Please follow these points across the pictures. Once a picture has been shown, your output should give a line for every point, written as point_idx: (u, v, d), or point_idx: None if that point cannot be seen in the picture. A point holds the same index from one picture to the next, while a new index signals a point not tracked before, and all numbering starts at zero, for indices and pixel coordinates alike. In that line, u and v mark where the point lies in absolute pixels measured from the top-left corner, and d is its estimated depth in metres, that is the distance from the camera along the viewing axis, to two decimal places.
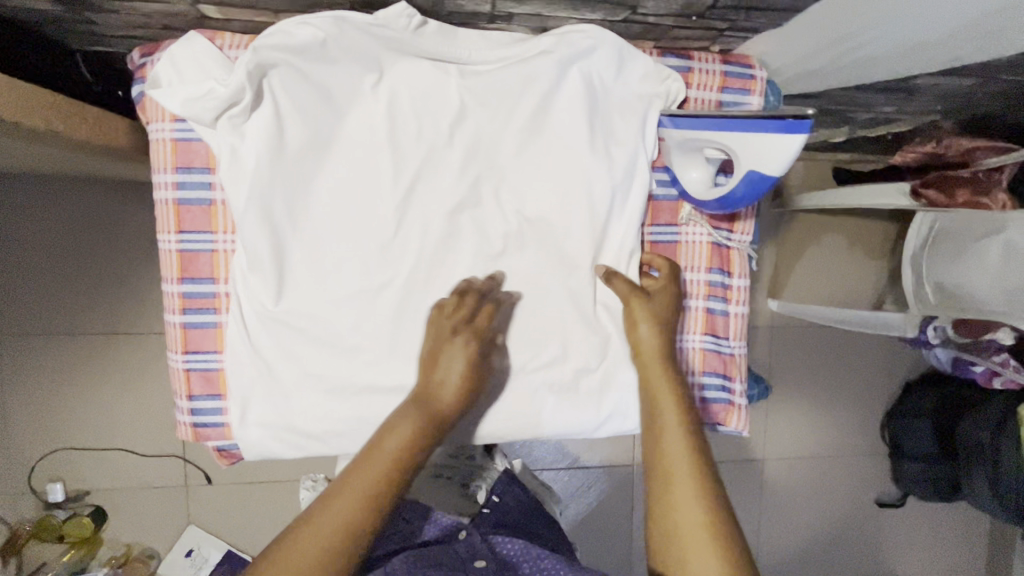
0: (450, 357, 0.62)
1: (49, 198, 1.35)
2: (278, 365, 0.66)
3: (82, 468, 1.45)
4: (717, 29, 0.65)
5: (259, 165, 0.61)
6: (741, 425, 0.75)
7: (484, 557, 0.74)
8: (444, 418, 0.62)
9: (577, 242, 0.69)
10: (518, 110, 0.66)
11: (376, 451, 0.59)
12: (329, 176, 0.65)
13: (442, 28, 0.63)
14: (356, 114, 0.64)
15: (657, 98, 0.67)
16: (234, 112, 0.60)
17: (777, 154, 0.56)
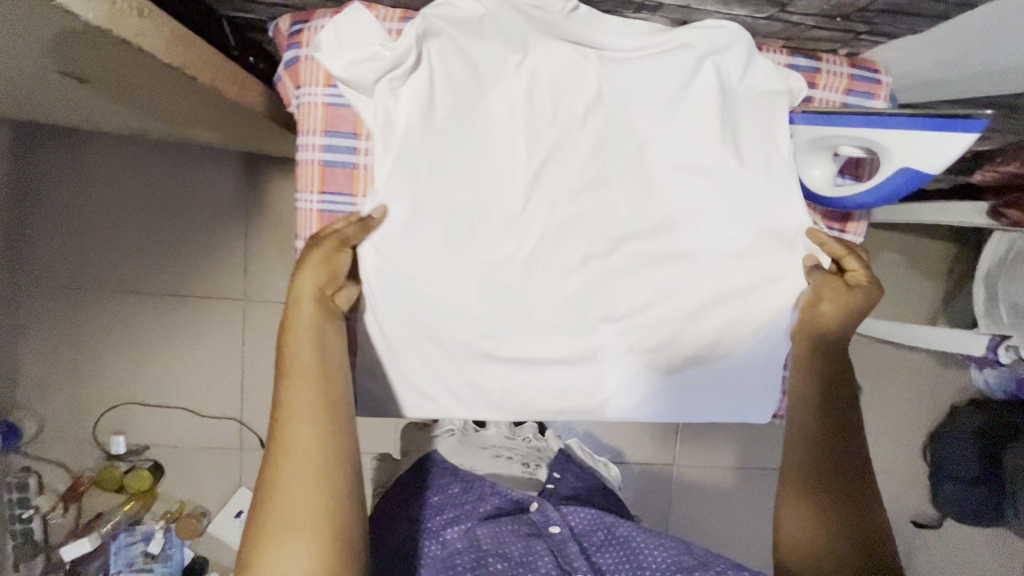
0: (306, 275, 0.63)
1: (135, 162, 1.40)
2: (402, 328, 0.69)
3: (144, 424, 1.49)
4: (856, 32, 0.66)
5: (410, 130, 0.65)
6: None
7: (558, 523, 0.76)
8: (324, 324, 0.62)
9: (698, 235, 0.71)
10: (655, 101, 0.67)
11: (295, 376, 0.60)
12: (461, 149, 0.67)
13: (589, 13, 0.66)
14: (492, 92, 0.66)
15: (782, 97, 0.68)
16: (394, 76, 0.63)
17: (935, 154, 0.58)
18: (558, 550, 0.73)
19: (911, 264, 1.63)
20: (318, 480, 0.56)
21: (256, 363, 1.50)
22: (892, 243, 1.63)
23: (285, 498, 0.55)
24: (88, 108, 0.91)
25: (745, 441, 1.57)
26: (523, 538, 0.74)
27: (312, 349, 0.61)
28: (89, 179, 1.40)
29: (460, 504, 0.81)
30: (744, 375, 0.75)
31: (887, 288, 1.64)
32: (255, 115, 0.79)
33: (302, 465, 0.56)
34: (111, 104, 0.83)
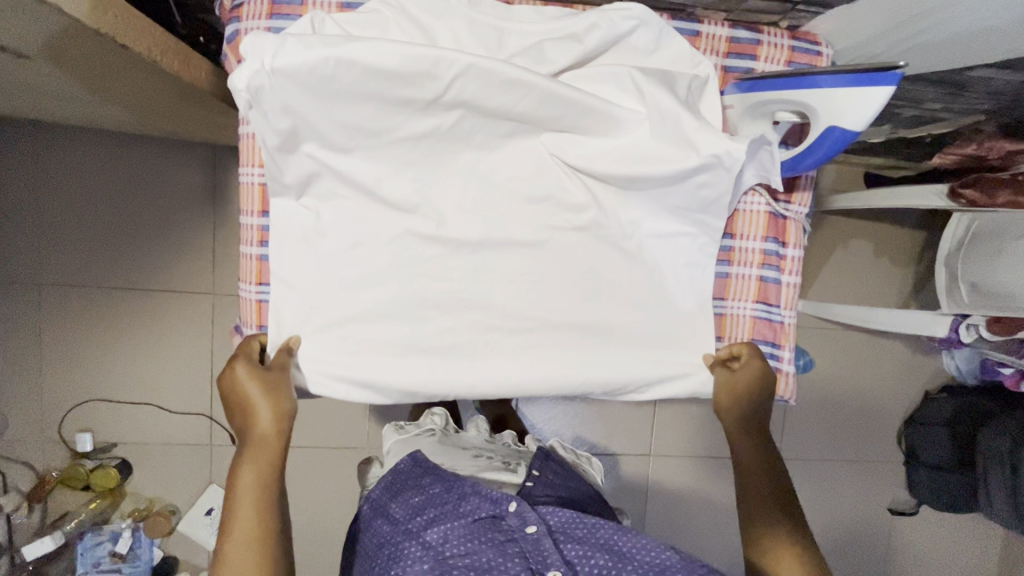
0: (259, 403, 0.65)
1: (100, 155, 1.39)
2: (346, 317, 0.69)
3: (111, 421, 1.47)
4: (792, 1, 0.67)
5: (340, 140, 0.63)
6: (788, 391, 0.77)
7: (534, 523, 0.72)
8: (275, 450, 0.64)
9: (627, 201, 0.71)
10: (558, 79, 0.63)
11: (240, 487, 0.62)
12: (393, 163, 0.67)
13: (497, 5, 0.67)
14: (367, 60, 0.57)
15: (705, 77, 0.69)
16: (305, 98, 0.59)
17: (854, 111, 0.58)
18: (532, 552, 0.69)
19: (880, 252, 1.65)
20: None
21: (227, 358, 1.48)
22: (862, 232, 1.64)
23: None
24: (38, 93, 0.90)
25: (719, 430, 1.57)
26: (497, 547, 0.70)
27: (262, 477, 0.63)
28: (54, 172, 1.38)
29: (438, 505, 0.77)
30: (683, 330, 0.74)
31: (856, 275, 1.65)
32: (202, 94, 0.79)
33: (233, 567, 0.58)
34: (59, 87, 0.82)
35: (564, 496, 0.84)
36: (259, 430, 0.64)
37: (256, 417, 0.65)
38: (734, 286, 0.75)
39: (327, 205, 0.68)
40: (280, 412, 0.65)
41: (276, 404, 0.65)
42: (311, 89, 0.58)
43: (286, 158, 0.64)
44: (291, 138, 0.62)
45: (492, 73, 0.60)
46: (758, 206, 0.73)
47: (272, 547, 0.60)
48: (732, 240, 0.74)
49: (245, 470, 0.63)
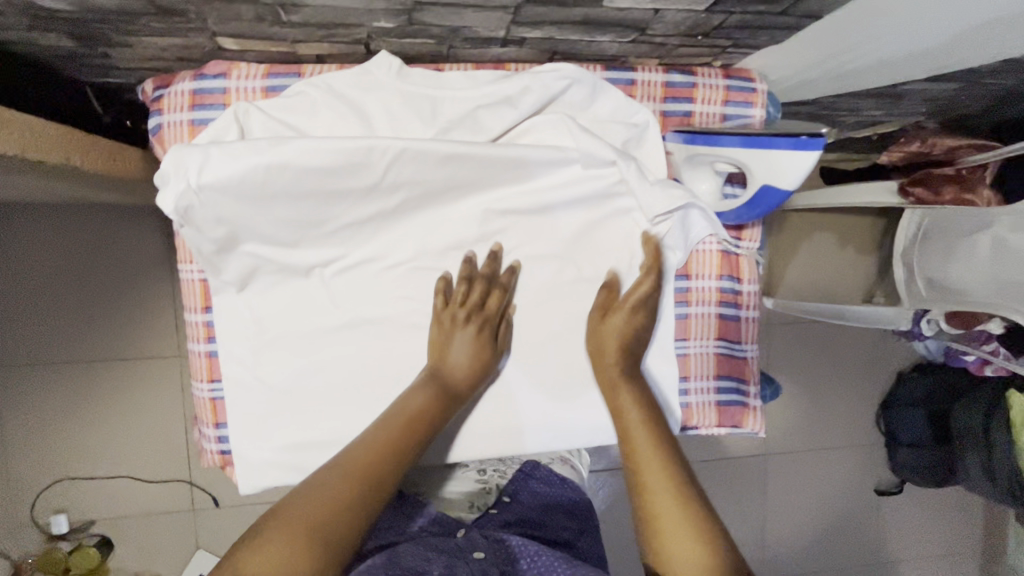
0: (460, 345, 0.67)
1: (40, 228, 1.33)
2: (307, 405, 0.68)
3: (85, 499, 1.42)
4: (721, 46, 0.66)
5: (278, 237, 0.62)
6: (757, 425, 0.77)
7: (484, 549, 0.63)
8: (452, 394, 0.66)
9: (578, 255, 0.71)
10: (493, 143, 0.64)
11: (406, 417, 0.63)
12: (335, 245, 0.65)
13: (426, 74, 0.65)
14: (297, 161, 0.56)
15: (641, 126, 0.69)
16: (236, 205, 0.57)
17: (789, 174, 0.59)
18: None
19: (843, 243, 1.68)
20: (329, 516, 0.52)
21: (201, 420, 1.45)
22: (825, 225, 1.67)
23: (282, 531, 0.50)
24: None
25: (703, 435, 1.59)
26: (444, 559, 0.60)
27: (435, 415, 0.64)
28: None
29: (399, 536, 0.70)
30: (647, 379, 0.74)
31: (823, 268, 1.68)
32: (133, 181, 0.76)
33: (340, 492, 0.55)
34: None
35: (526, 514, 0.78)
36: (449, 368, 0.66)
37: (453, 355, 0.67)
38: (695, 325, 0.75)
39: (272, 295, 0.66)
40: (476, 359, 0.67)
41: (479, 359, 0.67)
42: (243, 197, 0.56)
43: (224, 260, 0.61)
44: (227, 242, 0.60)
45: (427, 155, 0.60)
46: (709, 245, 0.74)
47: (377, 486, 0.57)
48: (688, 281, 0.74)
49: (416, 392, 0.65)
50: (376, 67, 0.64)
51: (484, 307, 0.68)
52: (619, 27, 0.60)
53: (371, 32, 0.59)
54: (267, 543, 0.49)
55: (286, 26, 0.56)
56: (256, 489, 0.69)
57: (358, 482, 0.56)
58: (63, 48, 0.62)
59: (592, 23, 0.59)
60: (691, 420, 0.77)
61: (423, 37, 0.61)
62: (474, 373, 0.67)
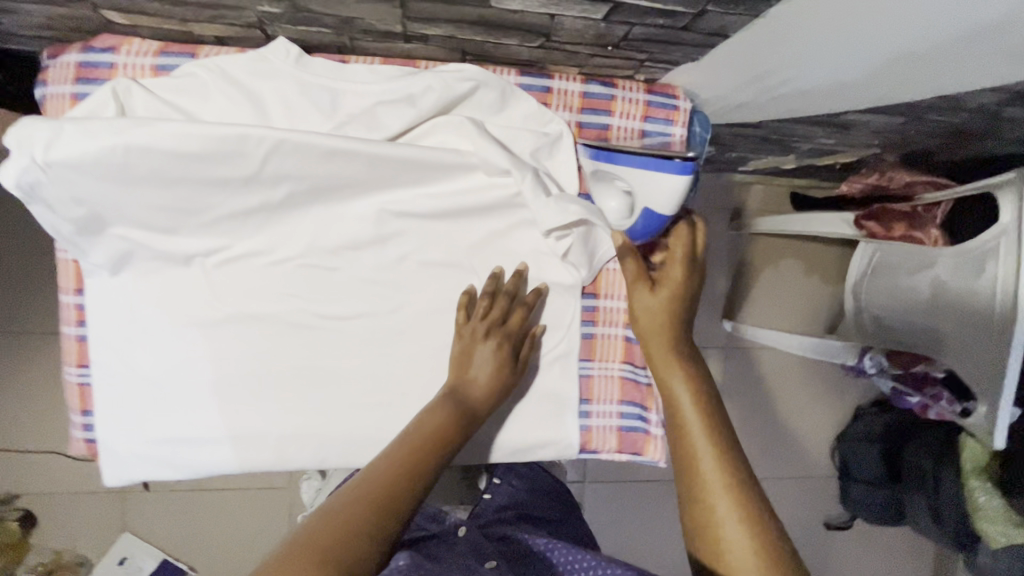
0: (479, 359, 0.66)
1: None
2: (180, 398, 0.65)
3: (11, 471, 1.39)
4: (636, 59, 0.63)
5: (151, 222, 0.59)
6: (659, 454, 0.74)
7: (493, 558, 0.62)
8: (472, 413, 0.64)
9: (475, 265, 0.69)
10: (388, 141, 0.62)
11: (429, 429, 0.61)
12: (219, 235, 0.63)
13: (327, 65, 0.63)
14: (160, 146, 0.53)
15: (551, 137, 0.67)
16: (96, 186, 0.54)
17: (665, 198, 0.60)
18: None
19: (808, 271, 1.66)
20: (349, 523, 0.50)
21: None
22: (791, 252, 1.65)
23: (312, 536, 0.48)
24: None
25: None
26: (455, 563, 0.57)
27: (455, 428, 0.62)
28: None
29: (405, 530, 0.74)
30: (545, 396, 0.73)
31: (786, 295, 1.66)
32: None
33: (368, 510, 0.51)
34: None
35: (519, 504, 0.81)
36: (473, 385, 0.65)
37: (473, 373, 0.65)
38: (600, 346, 0.73)
39: (149, 281, 0.63)
40: (494, 375, 0.66)
41: (498, 378, 0.66)
42: (102, 178, 0.53)
43: (91, 241, 0.59)
44: (92, 224, 0.57)
45: (310, 147, 0.58)
46: (618, 265, 0.71)
47: (405, 493, 0.55)
48: (595, 299, 0.72)
49: (443, 403, 0.63)
50: (273, 53, 0.61)
51: (506, 321, 0.67)
52: (520, 31, 0.58)
53: (261, 16, 0.57)
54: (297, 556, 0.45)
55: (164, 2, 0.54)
56: (124, 481, 0.67)
57: (392, 489, 0.54)
58: None
59: (490, 25, 0.56)
60: (590, 444, 0.74)
61: (318, 26, 0.58)
62: (492, 392, 0.66)
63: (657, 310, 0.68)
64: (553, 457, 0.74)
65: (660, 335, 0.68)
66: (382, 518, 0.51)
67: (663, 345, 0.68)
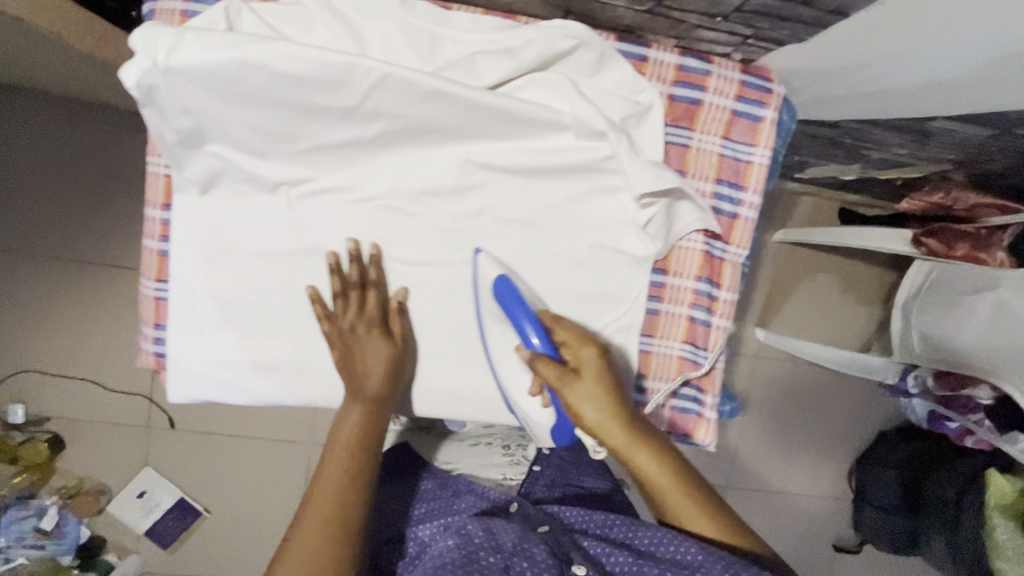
0: (372, 359, 0.64)
1: (48, 118, 1.34)
2: (249, 322, 0.66)
3: (44, 394, 1.43)
4: (741, 35, 0.63)
5: (247, 142, 0.60)
6: (709, 437, 0.74)
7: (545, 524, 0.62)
8: (380, 405, 0.64)
9: (549, 225, 0.69)
10: (484, 90, 0.62)
11: (338, 438, 0.61)
12: (307, 166, 0.64)
13: (431, 10, 0.63)
14: (271, 65, 0.53)
15: (643, 106, 0.66)
16: (205, 97, 0.55)
17: None
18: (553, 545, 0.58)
19: (847, 289, 1.64)
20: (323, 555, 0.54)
21: None
22: (831, 267, 1.63)
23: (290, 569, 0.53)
24: None
25: None
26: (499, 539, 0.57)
27: (361, 424, 0.62)
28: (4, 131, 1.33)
29: (440, 506, 0.69)
30: None
31: (821, 310, 1.64)
32: None
33: (314, 531, 0.55)
34: None
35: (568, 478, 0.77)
36: (372, 382, 0.64)
37: (372, 370, 0.64)
38: (663, 323, 0.73)
39: (235, 205, 0.64)
40: (385, 359, 0.65)
41: (392, 368, 0.65)
42: (213, 91, 0.55)
43: (188, 154, 0.60)
44: (193, 137, 0.58)
45: (412, 84, 0.58)
46: (694, 243, 0.71)
47: (353, 509, 0.57)
48: (664, 276, 0.71)
49: (354, 411, 0.63)
50: None
51: (381, 311, 0.66)
52: None
53: None
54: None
55: None
56: (185, 399, 0.68)
57: (336, 505, 0.57)
58: None
59: None
60: None
61: None
62: (393, 379, 0.65)
63: (594, 385, 0.60)
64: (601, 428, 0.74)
65: (602, 408, 0.59)
66: (341, 530, 0.55)
67: (598, 413, 0.59)
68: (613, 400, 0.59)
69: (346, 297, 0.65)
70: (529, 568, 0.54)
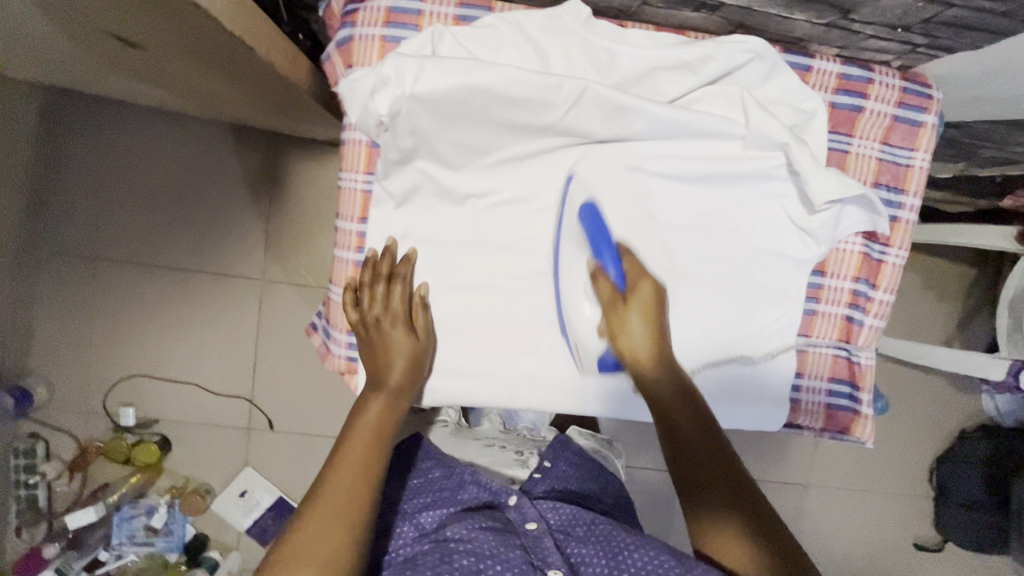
0: (395, 349, 0.66)
1: (159, 134, 1.40)
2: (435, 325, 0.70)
3: (151, 397, 1.47)
4: (913, 44, 0.65)
5: (451, 157, 0.66)
6: (866, 435, 0.76)
7: (535, 520, 0.65)
8: (399, 395, 0.65)
9: (715, 230, 0.72)
10: (667, 104, 0.65)
11: (363, 419, 0.61)
12: (493, 178, 0.69)
13: (610, 27, 0.66)
14: (496, 88, 0.59)
15: (810, 112, 0.68)
16: (429, 118, 0.61)
17: None
18: (533, 548, 0.62)
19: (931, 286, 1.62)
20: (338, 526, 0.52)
21: (271, 344, 1.48)
22: (915, 265, 1.62)
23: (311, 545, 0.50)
24: (132, 73, 0.90)
25: (760, 452, 1.54)
26: (500, 536, 0.62)
27: (387, 409, 0.63)
28: (118, 147, 1.40)
29: (437, 491, 0.71)
30: (763, 367, 0.74)
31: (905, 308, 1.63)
32: (296, 91, 0.78)
33: (339, 509, 0.53)
34: (162, 72, 0.84)
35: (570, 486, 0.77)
36: (391, 375, 0.65)
37: (391, 360, 0.65)
38: (820, 323, 0.75)
39: (427, 215, 0.69)
40: (411, 347, 0.67)
41: (415, 360, 0.67)
42: (439, 113, 0.61)
43: (399, 170, 0.66)
44: (409, 155, 0.65)
45: (606, 100, 0.63)
46: (852, 245, 0.73)
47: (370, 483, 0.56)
48: (823, 277, 0.73)
49: (371, 399, 0.64)
50: (566, 12, 0.65)
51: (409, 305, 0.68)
52: (822, 7, 0.60)
53: None
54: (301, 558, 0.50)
55: None
56: None
57: (355, 477, 0.56)
58: None
59: None
60: (796, 417, 0.76)
61: None
62: (413, 373, 0.66)
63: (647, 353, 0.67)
64: (758, 426, 0.76)
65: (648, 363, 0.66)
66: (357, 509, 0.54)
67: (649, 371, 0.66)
68: (669, 362, 0.67)
69: (388, 285, 0.67)
70: (505, 569, 0.57)
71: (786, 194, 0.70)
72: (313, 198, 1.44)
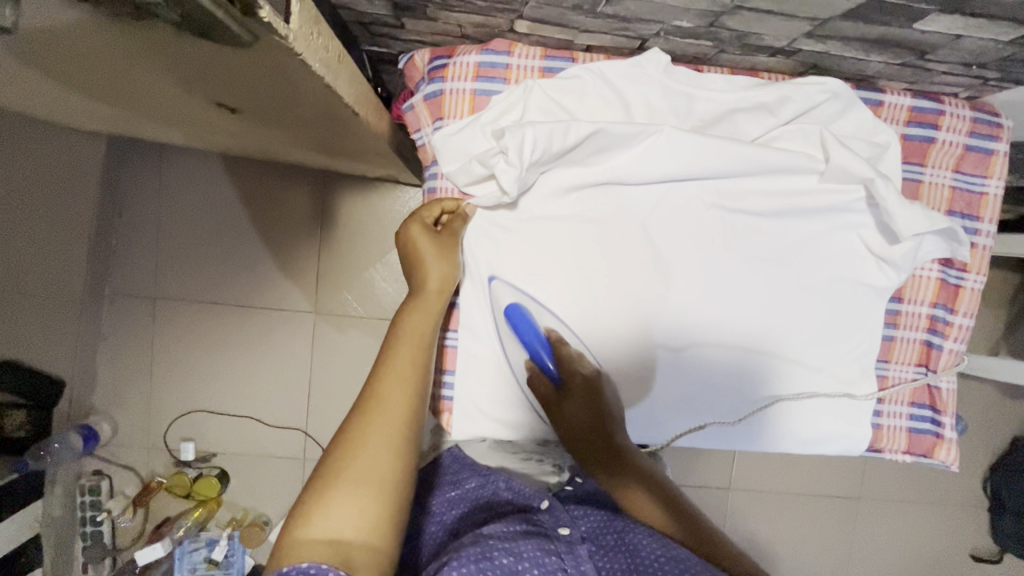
0: (433, 263, 0.66)
1: (211, 174, 1.44)
2: (528, 363, 0.73)
3: (209, 431, 1.49)
4: (985, 78, 0.68)
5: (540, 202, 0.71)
6: (950, 457, 0.77)
7: (567, 525, 0.62)
8: (437, 310, 0.65)
9: (796, 259, 0.73)
10: (750, 143, 0.68)
11: (401, 340, 0.60)
12: (579, 222, 0.72)
13: (689, 73, 0.68)
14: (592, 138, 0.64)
15: (885, 143, 0.70)
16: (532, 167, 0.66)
17: None
18: (565, 550, 0.58)
19: None
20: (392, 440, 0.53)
21: (322, 376, 1.49)
22: None
23: (363, 458, 0.51)
24: (210, 126, 0.94)
25: (814, 468, 1.51)
26: (530, 535, 0.59)
27: (424, 328, 0.62)
28: (174, 189, 1.44)
29: (471, 499, 0.73)
30: (851, 391, 0.75)
31: None
32: (380, 143, 0.81)
33: (385, 431, 0.52)
34: (247, 126, 0.88)
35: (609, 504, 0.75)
36: (430, 289, 0.65)
37: (429, 276, 0.66)
38: (899, 348, 0.76)
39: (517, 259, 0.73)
40: (449, 274, 0.67)
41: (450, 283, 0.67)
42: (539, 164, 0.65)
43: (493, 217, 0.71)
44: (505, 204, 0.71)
45: (690, 141, 0.67)
46: (930, 271, 0.75)
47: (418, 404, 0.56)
48: (899, 303, 0.75)
49: (413, 311, 0.63)
50: (648, 61, 0.67)
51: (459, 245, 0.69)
52: (902, 48, 0.62)
53: (664, 29, 0.64)
54: (353, 469, 0.50)
55: (593, 14, 0.62)
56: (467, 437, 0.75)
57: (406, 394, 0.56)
58: (372, 15, 0.68)
59: (881, 42, 0.61)
60: (879, 441, 0.77)
61: (705, 38, 0.65)
62: (448, 289, 0.67)
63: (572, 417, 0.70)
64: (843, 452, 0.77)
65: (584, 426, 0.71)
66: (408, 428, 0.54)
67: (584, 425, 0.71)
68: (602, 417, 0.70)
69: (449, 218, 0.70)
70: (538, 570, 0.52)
71: (867, 224, 0.72)
72: (359, 230, 1.44)
